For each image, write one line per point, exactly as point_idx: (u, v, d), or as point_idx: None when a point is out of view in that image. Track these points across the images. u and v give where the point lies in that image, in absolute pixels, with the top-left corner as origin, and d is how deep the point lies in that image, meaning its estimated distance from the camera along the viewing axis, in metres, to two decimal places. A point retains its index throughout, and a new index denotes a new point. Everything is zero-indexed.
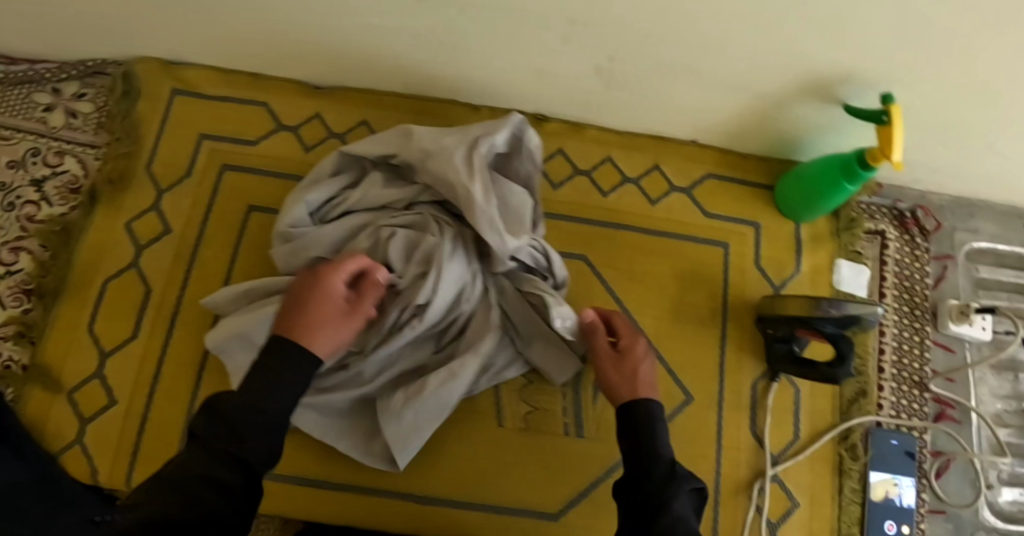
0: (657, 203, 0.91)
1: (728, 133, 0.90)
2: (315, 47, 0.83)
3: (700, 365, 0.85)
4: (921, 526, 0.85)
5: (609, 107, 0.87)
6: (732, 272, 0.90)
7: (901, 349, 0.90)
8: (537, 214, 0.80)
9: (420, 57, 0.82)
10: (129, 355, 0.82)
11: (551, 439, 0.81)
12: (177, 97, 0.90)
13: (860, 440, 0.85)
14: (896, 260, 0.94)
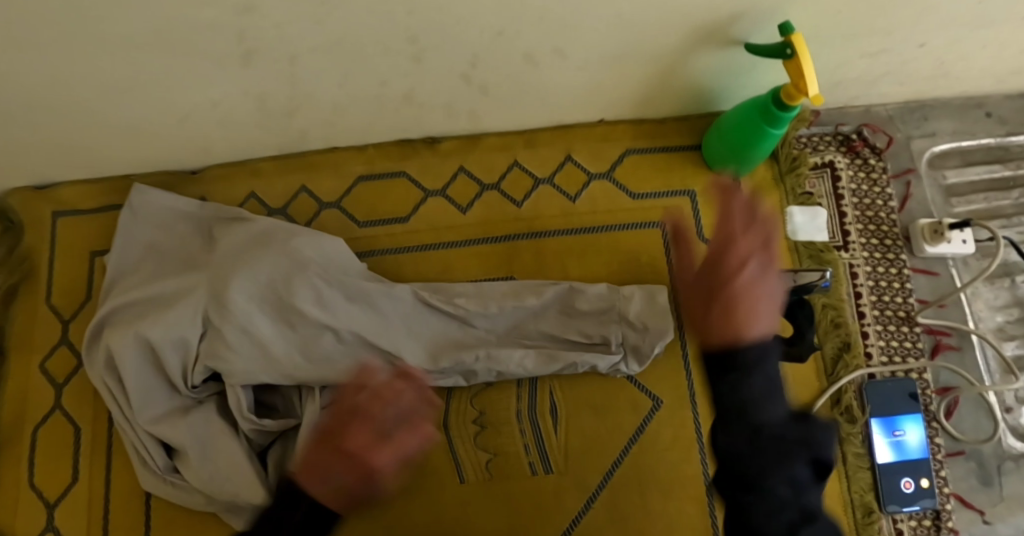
0: (576, 198, 0.83)
1: (632, 105, 0.81)
2: (172, 133, 0.77)
3: (662, 364, 0.78)
4: (942, 474, 0.77)
5: (498, 112, 0.79)
6: (675, 251, 0.81)
7: (877, 286, 0.82)
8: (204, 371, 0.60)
9: (278, 115, 0.76)
10: (74, 500, 0.78)
11: (519, 483, 0.75)
12: (59, 219, 0.86)
13: (855, 399, 0.78)
14: (852, 191, 0.85)
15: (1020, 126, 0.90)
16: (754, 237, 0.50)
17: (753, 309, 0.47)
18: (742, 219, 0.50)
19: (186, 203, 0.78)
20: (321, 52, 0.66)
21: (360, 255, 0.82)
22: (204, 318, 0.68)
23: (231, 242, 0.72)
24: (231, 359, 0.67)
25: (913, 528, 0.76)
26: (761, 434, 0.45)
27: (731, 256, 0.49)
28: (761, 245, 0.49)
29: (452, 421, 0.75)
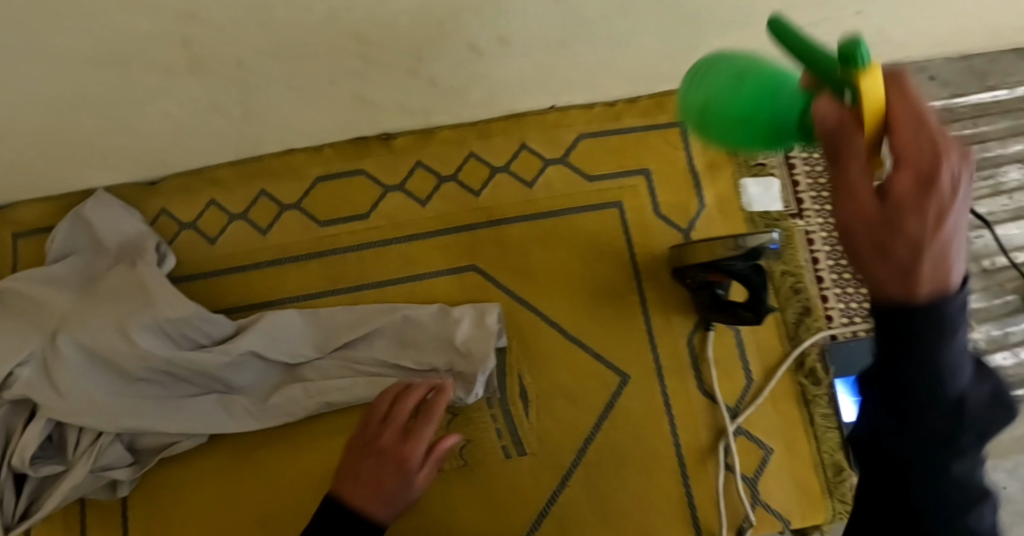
0: (533, 185, 0.84)
1: (583, 90, 0.82)
2: (126, 146, 0.77)
3: (628, 341, 0.79)
4: None
5: (451, 105, 0.80)
6: (633, 229, 0.82)
7: (835, 251, 0.82)
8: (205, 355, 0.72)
9: (231, 122, 0.76)
10: (49, 522, 0.77)
11: (494, 468, 0.75)
12: (20, 241, 0.85)
13: (818, 361, 0.79)
14: (804, 158, 0.86)
15: (961, 87, 0.92)
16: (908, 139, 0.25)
17: (936, 162, 0.23)
18: (898, 149, 0.24)
19: (129, 224, 0.82)
20: (269, 56, 0.66)
21: (323, 255, 0.83)
22: (88, 351, 0.69)
23: (113, 279, 0.73)
24: (89, 396, 0.69)
25: None
26: (953, 340, 0.25)
27: (850, 174, 0.25)
28: (936, 124, 0.25)
29: None
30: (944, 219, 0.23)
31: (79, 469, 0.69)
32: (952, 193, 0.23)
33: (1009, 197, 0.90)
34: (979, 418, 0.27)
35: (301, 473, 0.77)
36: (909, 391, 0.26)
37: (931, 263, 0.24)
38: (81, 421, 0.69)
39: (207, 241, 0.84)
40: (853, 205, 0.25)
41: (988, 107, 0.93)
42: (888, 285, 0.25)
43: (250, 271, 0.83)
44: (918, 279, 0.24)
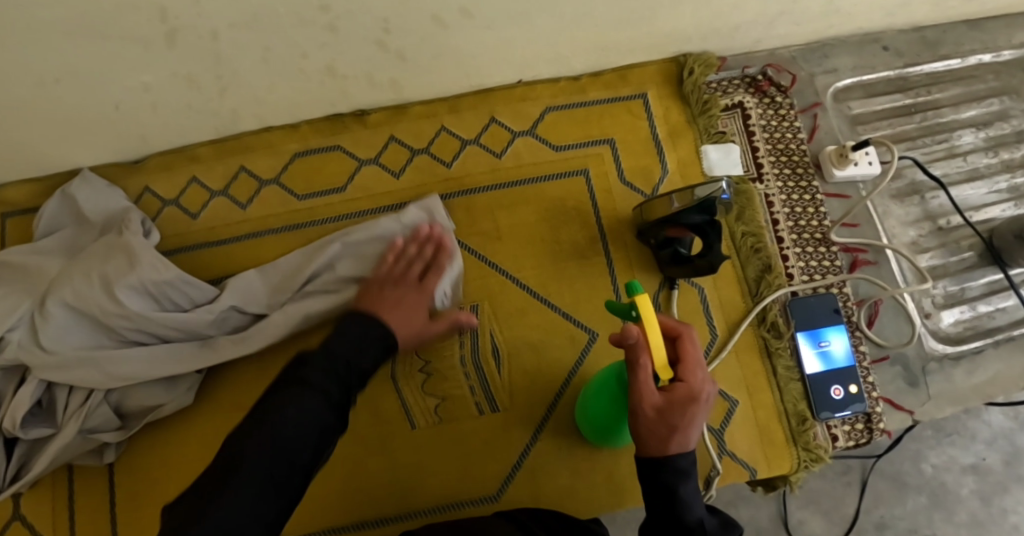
0: (502, 155, 0.87)
1: (547, 63, 0.86)
2: (109, 122, 0.80)
3: (596, 300, 0.81)
4: (870, 379, 0.81)
5: (419, 79, 0.84)
6: (598, 195, 0.86)
7: (794, 212, 0.86)
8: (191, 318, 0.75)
9: (208, 98, 0.80)
10: (37, 487, 0.79)
11: (467, 424, 0.77)
12: (8, 220, 0.88)
13: (779, 316, 0.82)
14: (762, 126, 0.90)
15: (914, 57, 0.96)
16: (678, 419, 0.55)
17: (690, 423, 0.55)
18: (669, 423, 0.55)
19: (114, 201, 0.85)
20: (240, 29, 0.69)
21: (301, 226, 0.86)
22: (77, 311, 0.72)
23: (100, 244, 0.75)
24: (75, 353, 0.72)
25: (847, 432, 0.80)
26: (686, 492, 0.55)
27: (639, 380, 0.56)
28: (691, 366, 0.56)
29: (399, 372, 0.78)
30: (686, 411, 0.55)
31: (68, 429, 0.72)
32: (690, 419, 0.55)
33: (963, 159, 0.94)
34: (714, 529, 0.56)
35: None
36: (680, 514, 0.55)
37: (684, 436, 0.55)
38: (71, 378, 0.72)
39: (189, 215, 0.87)
40: (648, 411, 0.55)
41: (940, 76, 0.97)
42: (658, 439, 0.55)
43: (230, 243, 0.86)
44: (676, 443, 0.55)
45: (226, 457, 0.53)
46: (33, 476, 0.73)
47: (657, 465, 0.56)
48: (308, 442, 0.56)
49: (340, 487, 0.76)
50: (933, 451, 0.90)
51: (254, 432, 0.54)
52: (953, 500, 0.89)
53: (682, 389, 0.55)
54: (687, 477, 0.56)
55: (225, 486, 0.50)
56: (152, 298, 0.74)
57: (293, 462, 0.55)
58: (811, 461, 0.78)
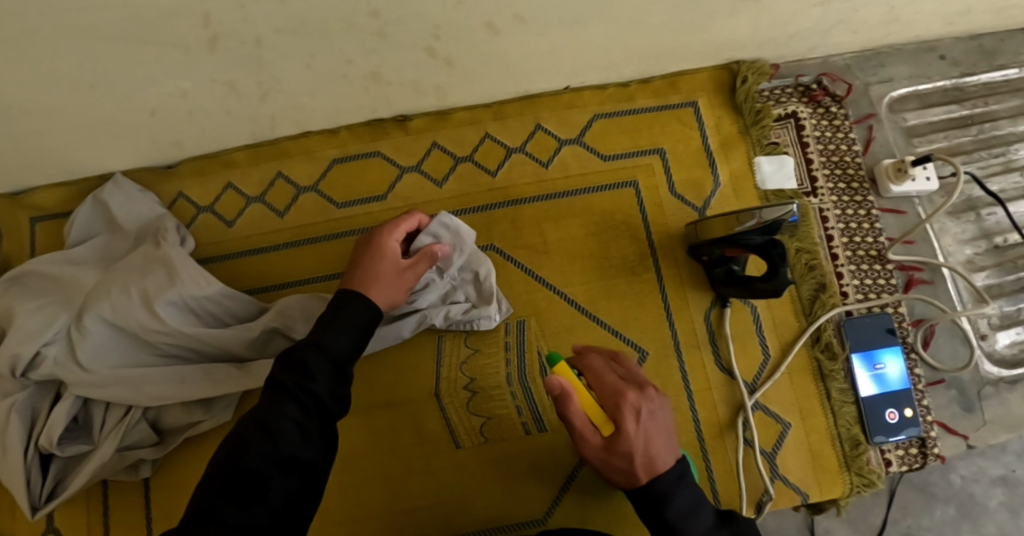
0: (549, 164, 0.84)
1: (596, 70, 0.82)
2: (142, 128, 0.77)
3: (646, 318, 0.79)
4: (924, 403, 0.80)
5: (464, 85, 0.80)
6: (648, 207, 0.83)
7: (848, 228, 0.84)
8: (233, 340, 0.71)
9: (247, 103, 0.77)
10: (73, 499, 0.78)
11: (514, 443, 0.76)
12: (37, 225, 0.87)
13: (833, 336, 0.80)
14: (816, 137, 0.87)
15: (971, 66, 0.92)
16: (620, 455, 0.56)
17: (640, 459, 0.55)
18: (618, 455, 0.55)
19: (147, 209, 0.82)
20: (285, 34, 0.65)
21: (341, 236, 0.84)
22: (114, 327, 0.70)
23: (138, 257, 0.73)
24: (111, 371, 0.69)
25: (901, 457, 0.78)
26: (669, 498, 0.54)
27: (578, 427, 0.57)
28: (614, 393, 0.58)
29: (444, 389, 0.76)
30: (633, 439, 0.55)
31: (105, 447, 0.70)
32: (640, 447, 0.55)
33: (1020, 174, 0.90)
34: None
35: None
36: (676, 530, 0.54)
37: (645, 464, 0.55)
38: (110, 394, 0.69)
39: (225, 223, 0.85)
40: (599, 452, 0.57)
41: (997, 86, 0.92)
42: (624, 475, 0.56)
43: (267, 252, 0.84)
44: (638, 474, 0.55)
45: (225, 472, 0.46)
46: (70, 493, 0.72)
47: (639, 492, 0.55)
48: (315, 440, 0.50)
49: (382, 506, 0.75)
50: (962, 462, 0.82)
51: (258, 449, 0.47)
52: (981, 514, 0.80)
53: (619, 424, 0.56)
54: (680, 489, 0.54)
55: (243, 462, 0.46)
56: (191, 313, 0.72)
57: (302, 465, 0.49)
58: (864, 486, 0.76)
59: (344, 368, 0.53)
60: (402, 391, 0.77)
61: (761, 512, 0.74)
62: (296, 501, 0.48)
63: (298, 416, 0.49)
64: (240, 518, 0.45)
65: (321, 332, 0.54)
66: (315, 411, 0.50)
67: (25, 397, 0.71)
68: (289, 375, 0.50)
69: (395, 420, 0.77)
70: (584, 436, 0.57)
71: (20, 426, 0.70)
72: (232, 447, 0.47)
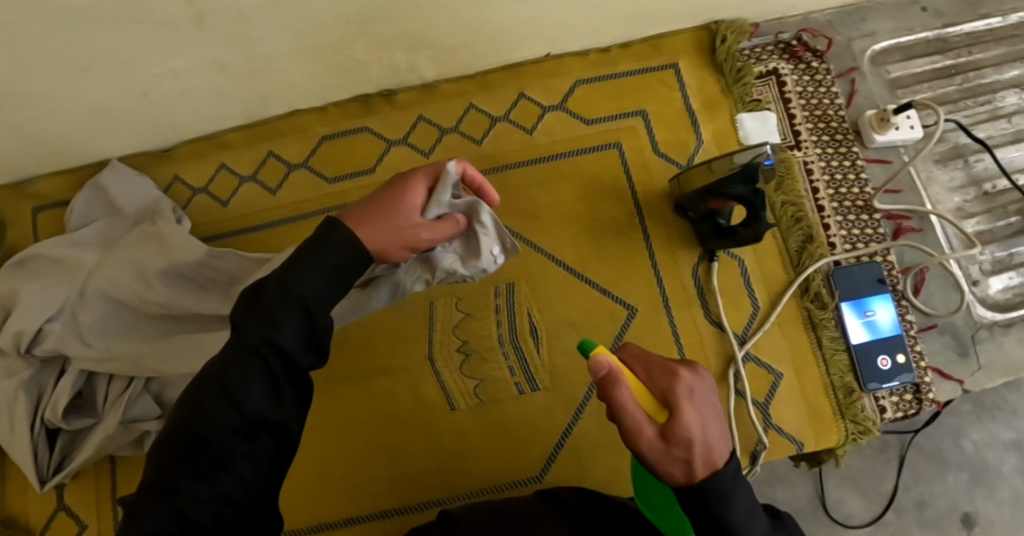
0: (533, 130, 0.86)
1: (576, 35, 0.83)
2: (136, 111, 0.80)
3: (635, 275, 0.80)
4: (918, 348, 0.80)
5: (445, 55, 0.82)
6: (633, 168, 0.84)
7: (834, 180, 0.84)
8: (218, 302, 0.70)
9: (236, 82, 0.79)
10: (82, 478, 0.81)
11: (508, 404, 0.76)
12: (40, 213, 0.90)
13: (823, 286, 0.80)
14: (798, 93, 0.87)
15: (955, 17, 0.91)
16: (679, 446, 0.47)
17: (706, 451, 0.46)
18: (679, 447, 0.47)
19: (146, 192, 0.85)
20: (267, 9, 0.67)
21: (332, 210, 0.85)
22: (114, 300, 0.72)
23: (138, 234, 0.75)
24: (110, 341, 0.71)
25: (895, 403, 0.78)
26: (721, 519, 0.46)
27: (629, 413, 0.48)
28: (664, 372, 0.51)
29: (437, 353, 0.77)
30: (695, 428, 0.47)
31: (108, 422, 0.72)
32: (700, 434, 0.47)
33: (1008, 120, 0.89)
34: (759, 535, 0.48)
35: (313, 422, 0.78)
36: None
37: (704, 457, 0.46)
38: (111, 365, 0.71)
39: (219, 203, 0.87)
40: (654, 446, 0.47)
41: (982, 36, 0.92)
42: (680, 470, 0.47)
43: (262, 229, 0.86)
44: (699, 469, 0.46)
45: (183, 436, 0.40)
46: (76, 467, 0.74)
47: (698, 494, 0.46)
48: (287, 399, 0.43)
49: (380, 472, 0.76)
50: (973, 428, 0.89)
51: (220, 409, 0.41)
52: (989, 477, 0.86)
53: (674, 408, 0.48)
54: (732, 497, 0.46)
55: (199, 426, 0.40)
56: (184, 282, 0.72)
57: (272, 427, 0.42)
58: (859, 433, 0.76)
59: (323, 314, 0.44)
60: (396, 358, 0.79)
61: (756, 462, 0.74)
62: (269, 464, 0.43)
63: (260, 375, 0.41)
64: (203, 488, 0.39)
65: (293, 269, 0.43)
66: (284, 367, 0.42)
67: (31, 374, 0.73)
68: (256, 328, 0.42)
69: (390, 387, 0.78)
70: (634, 427, 0.48)
71: (27, 402, 0.73)
72: (190, 409, 0.41)
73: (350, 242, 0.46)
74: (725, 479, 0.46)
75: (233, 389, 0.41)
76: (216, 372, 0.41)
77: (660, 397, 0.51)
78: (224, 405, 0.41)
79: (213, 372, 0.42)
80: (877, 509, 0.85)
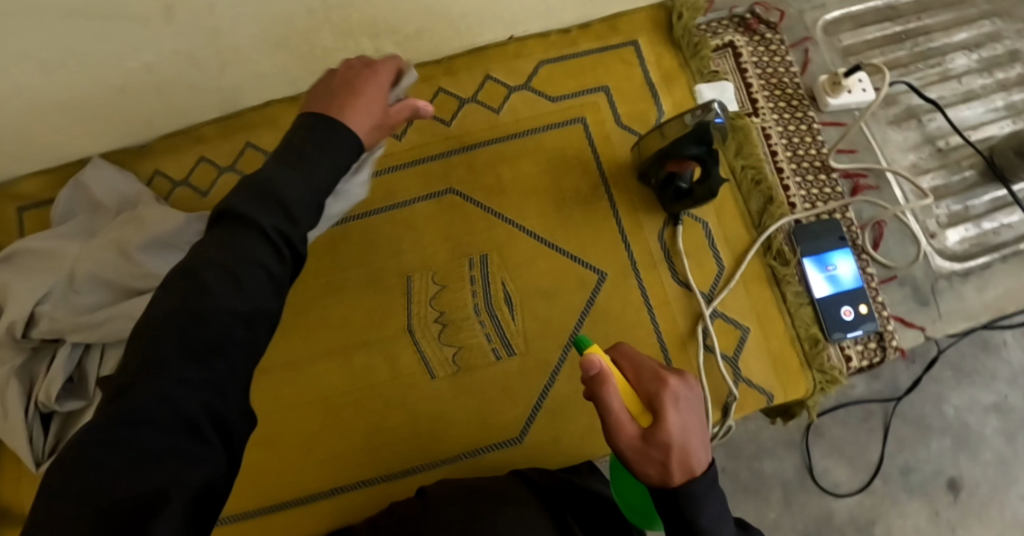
0: (501, 110, 0.88)
1: (536, 16, 0.87)
2: (113, 106, 0.82)
3: (603, 242, 0.83)
4: (880, 300, 0.83)
5: (410, 40, 0.85)
6: (597, 141, 0.87)
7: (792, 143, 0.87)
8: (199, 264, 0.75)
9: (208, 74, 0.81)
10: None
11: (485, 371, 0.78)
12: (24, 214, 0.93)
13: (785, 244, 0.83)
14: (754, 63, 0.91)
15: None
16: (657, 450, 0.48)
17: (684, 456, 0.48)
18: (659, 450, 0.48)
19: (128, 184, 0.87)
20: None
21: None
22: (101, 283, 0.75)
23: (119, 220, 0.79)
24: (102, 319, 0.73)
25: (861, 352, 0.81)
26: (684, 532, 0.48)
27: (613, 412, 0.50)
28: (653, 377, 0.53)
29: (415, 324, 0.79)
30: (675, 433, 0.48)
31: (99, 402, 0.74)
32: (679, 438, 0.48)
33: (958, 81, 0.93)
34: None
35: (292, 397, 0.79)
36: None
37: (681, 462, 0.48)
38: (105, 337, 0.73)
39: (200, 194, 0.90)
40: (633, 445, 0.49)
41: (928, 2, 0.96)
42: (657, 472, 0.48)
43: None
44: (674, 472, 0.48)
45: (182, 317, 0.40)
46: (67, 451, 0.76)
47: (671, 496, 0.48)
48: (282, 289, 0.45)
49: (365, 443, 0.78)
50: (954, 393, 0.97)
51: (220, 291, 0.41)
52: (976, 440, 0.95)
53: (658, 413, 0.50)
54: (704, 498, 0.48)
55: (202, 304, 0.40)
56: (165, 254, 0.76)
57: (268, 315, 0.44)
58: (826, 382, 0.79)
59: (322, 212, 0.48)
60: (373, 333, 0.80)
61: (728, 414, 0.77)
62: (258, 353, 0.43)
63: (265, 263, 0.43)
64: (198, 371, 0.39)
65: (300, 164, 0.47)
66: (286, 261, 0.45)
67: (23, 362, 0.76)
68: (263, 216, 0.43)
69: (369, 360, 0.79)
70: (614, 427, 0.50)
71: (19, 388, 0.75)
72: (190, 289, 0.41)
73: (351, 138, 0.50)
74: (698, 483, 0.48)
75: (241, 271, 0.42)
76: (218, 254, 0.42)
77: (645, 398, 0.53)
78: (224, 289, 0.41)
79: (214, 254, 0.42)
80: (864, 477, 0.93)
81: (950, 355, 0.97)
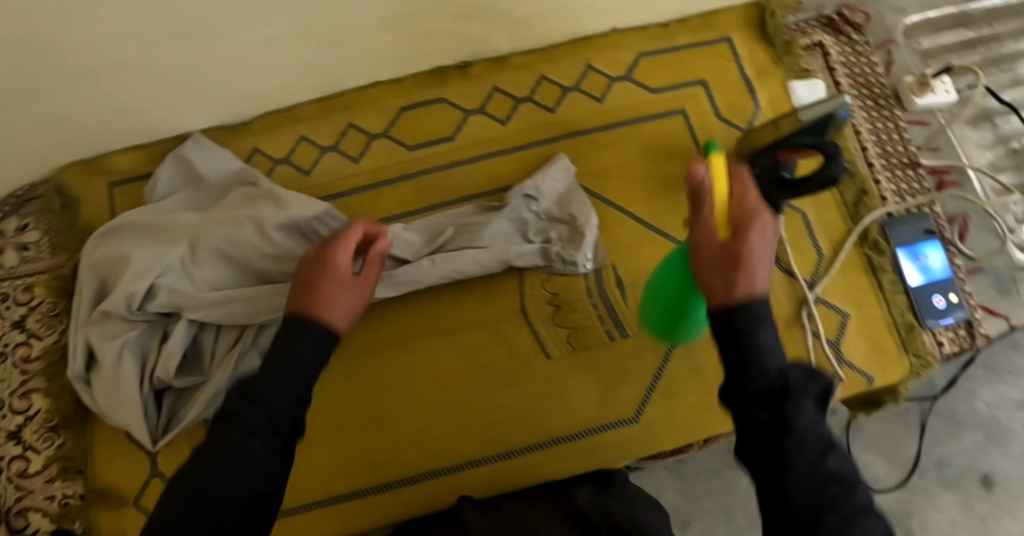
0: (604, 98, 0.91)
1: (639, 9, 0.89)
2: (226, 81, 0.82)
3: None
4: (967, 289, 0.87)
5: (519, 26, 0.87)
6: (698, 132, 0.90)
7: (880, 139, 0.91)
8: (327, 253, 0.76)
9: (324, 52, 0.82)
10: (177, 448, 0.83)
11: (599, 350, 0.81)
12: (115, 190, 0.92)
13: (879, 235, 0.86)
14: (843, 63, 0.95)
15: None
16: (724, 255, 0.49)
17: (750, 272, 0.47)
18: (727, 255, 0.48)
19: (229, 162, 0.87)
20: None
21: (414, 176, 0.89)
22: (225, 256, 0.75)
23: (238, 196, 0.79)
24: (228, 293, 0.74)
25: (951, 339, 0.85)
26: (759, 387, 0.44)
27: (700, 213, 0.52)
28: (750, 210, 0.51)
29: (529, 305, 0.81)
30: (754, 253, 0.48)
31: (219, 376, 0.73)
32: (754, 256, 0.48)
33: None
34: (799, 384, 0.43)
35: (405, 373, 0.79)
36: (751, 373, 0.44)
37: (745, 272, 0.47)
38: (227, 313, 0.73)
39: (301, 171, 0.90)
40: (704, 243, 0.50)
41: (1000, 10, 1.00)
42: (720, 283, 0.48)
43: (345, 196, 0.89)
44: (739, 286, 0.47)
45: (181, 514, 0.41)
46: (184, 426, 0.75)
47: (726, 306, 0.47)
48: (276, 475, 0.46)
49: (482, 421, 0.79)
50: (985, 390, 0.97)
51: (205, 476, 0.42)
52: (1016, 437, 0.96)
53: (742, 232, 0.49)
54: (761, 321, 0.46)
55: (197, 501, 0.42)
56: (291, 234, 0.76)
57: (261, 499, 0.44)
58: (921, 366, 0.82)
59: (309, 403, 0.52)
60: (487, 311, 0.81)
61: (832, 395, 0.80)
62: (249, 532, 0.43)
63: (260, 451, 0.45)
64: (212, 485, 0.42)
65: (286, 344, 0.53)
66: (279, 445, 0.47)
67: (137, 335, 0.75)
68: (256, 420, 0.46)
69: (483, 338, 0.81)
70: (699, 245, 0.51)
71: (134, 363, 0.74)
72: (184, 474, 0.44)
73: (312, 334, 0.55)
74: (757, 314, 0.46)
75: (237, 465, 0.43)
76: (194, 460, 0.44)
77: (735, 214, 0.51)
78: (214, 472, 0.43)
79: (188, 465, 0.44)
80: (902, 474, 0.94)
81: (982, 356, 0.97)
